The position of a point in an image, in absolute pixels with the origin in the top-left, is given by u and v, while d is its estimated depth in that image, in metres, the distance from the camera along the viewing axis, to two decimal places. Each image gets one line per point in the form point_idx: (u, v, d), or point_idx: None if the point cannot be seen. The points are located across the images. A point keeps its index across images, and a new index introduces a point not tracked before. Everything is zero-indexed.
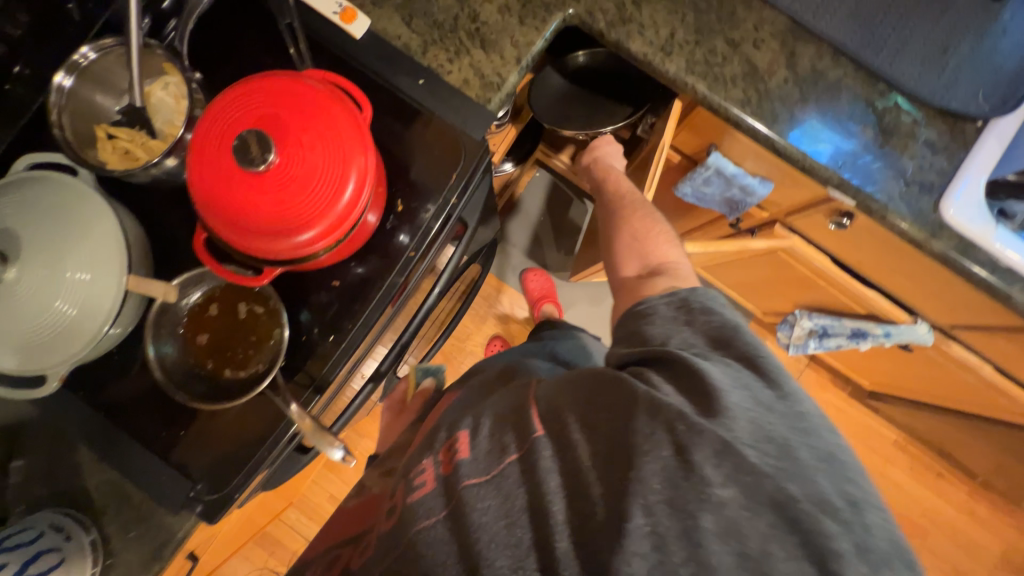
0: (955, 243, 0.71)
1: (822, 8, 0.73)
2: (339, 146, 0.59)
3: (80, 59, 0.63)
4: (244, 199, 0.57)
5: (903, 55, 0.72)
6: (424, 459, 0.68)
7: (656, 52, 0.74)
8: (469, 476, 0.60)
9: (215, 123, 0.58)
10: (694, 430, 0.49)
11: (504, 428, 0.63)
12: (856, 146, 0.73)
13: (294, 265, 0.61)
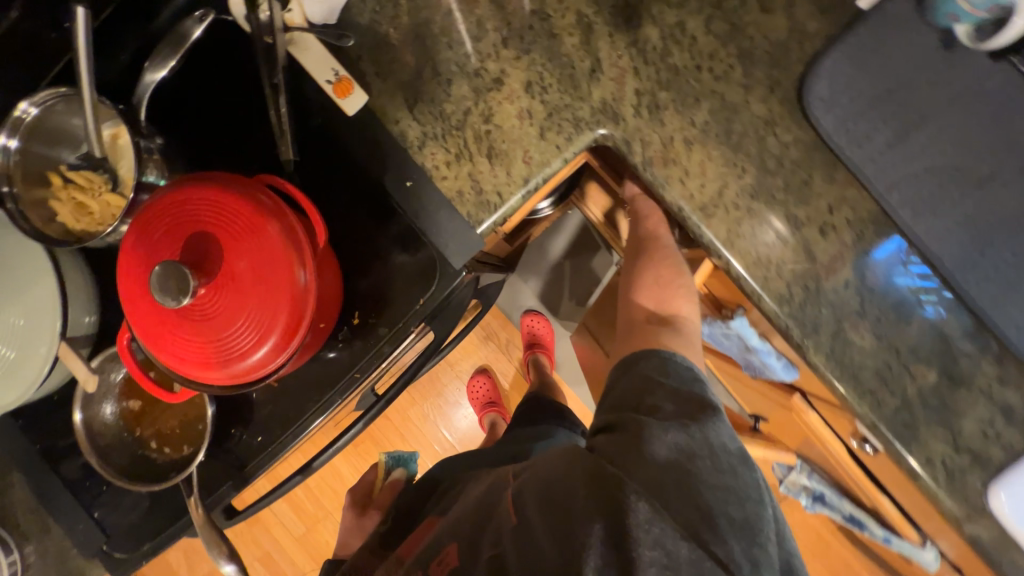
0: (993, 536, 0.57)
1: (928, 204, 0.56)
2: (270, 261, 0.51)
3: (23, 116, 0.56)
4: (179, 331, 0.51)
5: (1014, 292, 0.55)
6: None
7: (694, 209, 0.59)
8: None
9: (139, 249, 0.51)
10: (627, 496, 0.52)
11: (480, 521, 0.64)
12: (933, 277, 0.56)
13: (254, 382, 0.55)
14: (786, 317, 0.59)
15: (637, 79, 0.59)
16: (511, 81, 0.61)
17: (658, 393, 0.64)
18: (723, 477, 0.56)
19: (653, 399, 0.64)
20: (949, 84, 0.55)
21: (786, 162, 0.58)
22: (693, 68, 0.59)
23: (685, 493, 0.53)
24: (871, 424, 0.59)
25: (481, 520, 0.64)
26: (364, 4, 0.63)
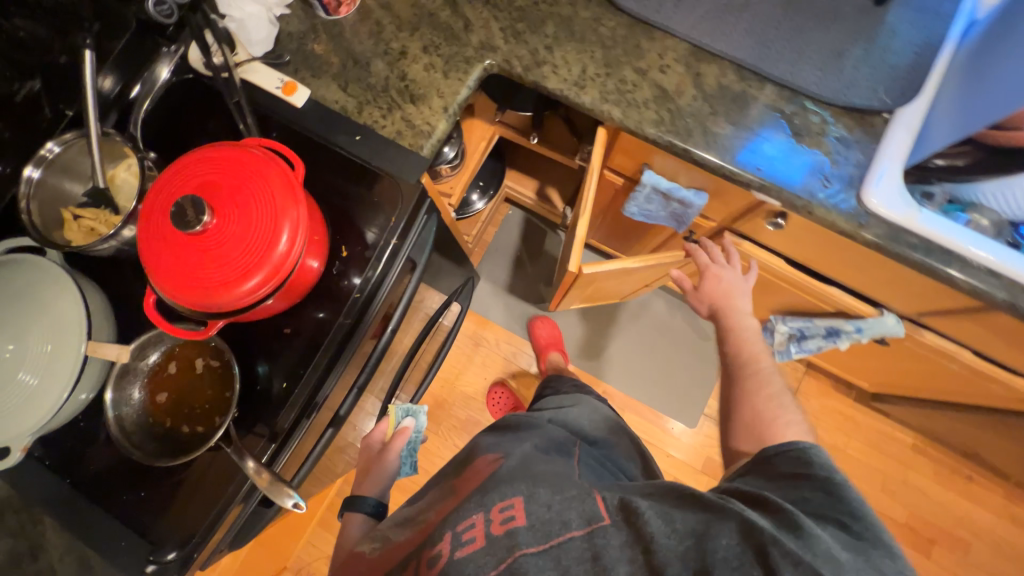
0: (885, 229, 0.72)
1: (719, 31, 0.79)
2: (271, 202, 0.64)
3: (46, 153, 0.70)
4: (189, 257, 0.61)
5: (800, 62, 0.77)
6: (472, 509, 0.54)
7: (571, 87, 0.80)
8: (526, 545, 0.49)
9: (159, 196, 0.64)
10: (787, 559, 0.43)
11: (560, 498, 0.54)
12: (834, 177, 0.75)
13: (241, 312, 0.64)
14: (666, 135, 0.77)
15: (497, 22, 0.83)
16: (412, 50, 0.83)
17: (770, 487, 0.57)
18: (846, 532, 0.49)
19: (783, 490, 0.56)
20: None
21: (617, 39, 0.81)
22: (532, 5, 0.83)
23: (826, 545, 0.46)
24: (762, 183, 0.75)
25: (570, 496, 0.54)
26: (291, 37, 0.85)
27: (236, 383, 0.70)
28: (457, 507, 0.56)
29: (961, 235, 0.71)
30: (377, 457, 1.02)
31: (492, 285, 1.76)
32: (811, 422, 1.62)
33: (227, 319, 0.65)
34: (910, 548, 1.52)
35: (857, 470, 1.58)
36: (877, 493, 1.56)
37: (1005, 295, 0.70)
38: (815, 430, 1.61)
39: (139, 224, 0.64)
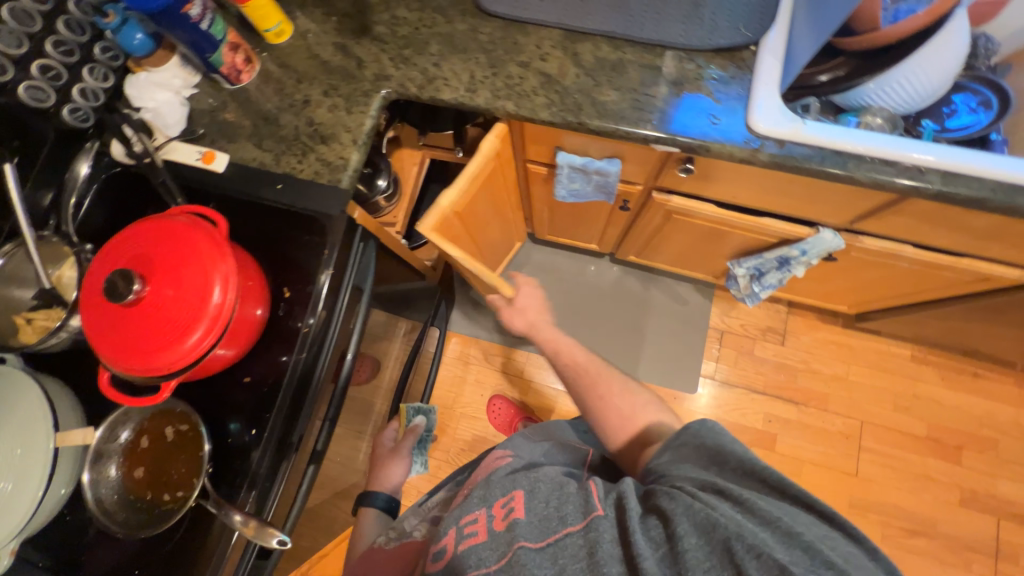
0: (777, 148, 0.76)
1: (584, 11, 0.86)
2: (197, 259, 0.67)
3: None
4: (131, 326, 0.65)
5: (664, 20, 0.83)
6: (476, 508, 0.74)
7: (464, 94, 0.85)
8: (526, 537, 0.66)
9: (96, 277, 0.67)
10: (749, 549, 0.55)
11: (555, 498, 0.70)
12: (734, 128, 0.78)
13: (189, 369, 0.66)
14: (558, 114, 0.82)
15: (386, 53, 0.90)
16: (315, 96, 0.89)
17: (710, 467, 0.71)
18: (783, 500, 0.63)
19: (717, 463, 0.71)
20: None
21: (496, 42, 0.87)
22: (414, 31, 0.90)
23: (771, 521, 0.59)
24: (655, 135, 0.79)
25: (564, 495, 0.70)
26: (203, 111, 0.91)
27: (207, 445, 0.73)
28: (462, 507, 0.77)
29: (845, 136, 0.74)
30: (389, 455, 1.23)
31: (467, 303, 1.79)
32: (806, 358, 1.62)
33: (178, 378, 0.67)
34: (936, 458, 1.51)
35: (864, 394, 1.58)
36: (889, 411, 1.56)
37: (901, 179, 0.73)
38: (812, 366, 1.62)
39: (82, 307, 0.68)
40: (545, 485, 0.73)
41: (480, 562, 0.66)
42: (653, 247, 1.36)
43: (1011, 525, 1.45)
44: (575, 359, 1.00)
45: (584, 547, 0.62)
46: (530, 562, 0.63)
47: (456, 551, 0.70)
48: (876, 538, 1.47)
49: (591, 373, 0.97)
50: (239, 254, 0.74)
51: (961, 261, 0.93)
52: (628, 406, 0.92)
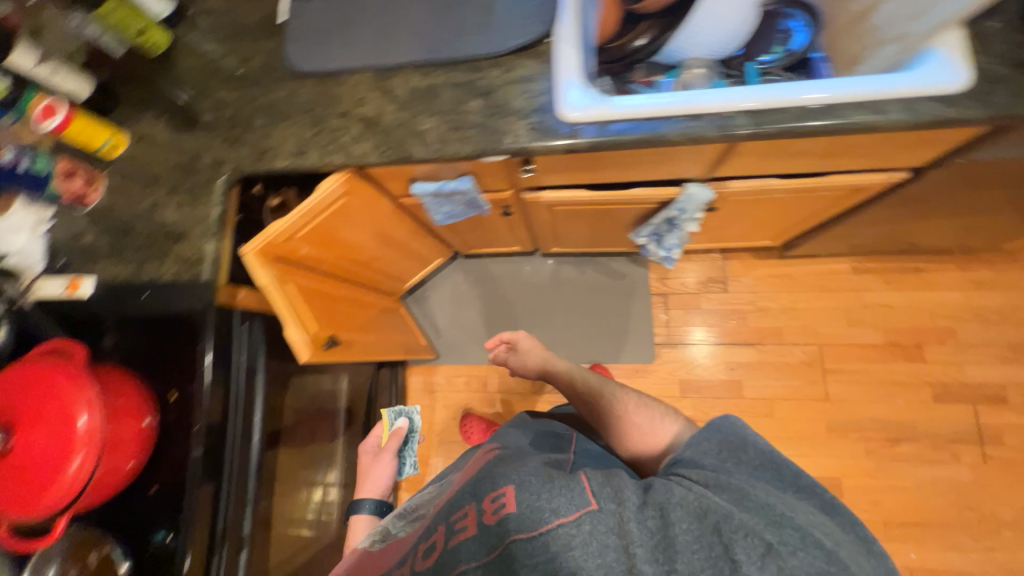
0: (593, 129, 0.77)
1: (388, 47, 0.87)
2: (56, 393, 0.69)
3: None
4: (14, 475, 0.67)
5: (462, 36, 0.84)
6: (464, 504, 0.67)
7: (296, 157, 0.87)
8: (516, 531, 0.58)
9: None
10: (737, 533, 0.53)
11: (547, 487, 0.61)
12: (550, 120, 0.79)
13: (78, 496, 0.68)
14: (386, 154, 0.83)
15: (218, 139, 0.91)
16: (162, 198, 0.91)
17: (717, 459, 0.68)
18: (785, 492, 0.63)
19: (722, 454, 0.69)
20: (344, 4, 0.91)
21: (314, 99, 0.89)
22: (239, 109, 0.92)
23: (769, 511, 0.57)
24: (479, 150, 0.80)
25: (559, 485, 0.61)
26: (62, 241, 0.93)
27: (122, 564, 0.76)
28: (453, 500, 0.70)
29: (651, 101, 0.75)
30: (374, 462, 1.18)
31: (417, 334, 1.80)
32: (752, 299, 1.62)
33: (72, 508, 0.68)
34: (900, 361, 1.51)
35: (816, 319, 1.57)
36: (844, 328, 1.55)
37: (712, 129, 0.74)
38: (760, 304, 1.61)
39: None
40: (537, 471, 0.66)
41: (466, 560, 0.60)
42: (561, 237, 1.37)
43: (987, 407, 1.45)
44: (586, 387, 1.01)
45: (578, 540, 0.55)
46: (522, 557, 0.56)
47: (444, 549, 0.64)
48: (862, 456, 1.47)
49: (604, 396, 0.97)
50: (112, 376, 0.77)
51: (826, 179, 0.93)
52: (646, 421, 0.90)
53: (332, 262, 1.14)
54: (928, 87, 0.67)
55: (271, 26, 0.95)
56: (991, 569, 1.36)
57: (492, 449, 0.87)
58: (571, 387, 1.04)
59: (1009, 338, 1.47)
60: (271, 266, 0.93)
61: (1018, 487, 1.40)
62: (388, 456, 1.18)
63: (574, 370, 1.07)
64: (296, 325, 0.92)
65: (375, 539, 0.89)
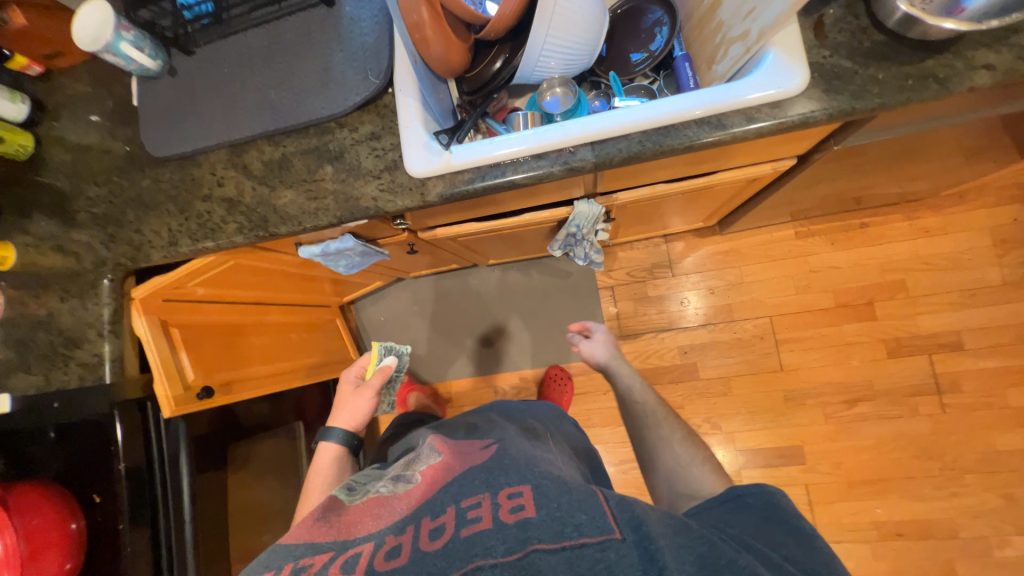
0: (441, 183, 0.75)
1: (235, 122, 0.85)
2: None
3: None
4: None
5: (304, 100, 0.82)
6: (478, 492, 0.63)
7: (168, 248, 0.87)
8: (539, 539, 0.54)
9: None
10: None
11: (567, 501, 0.59)
12: (401, 176, 0.77)
13: None
14: (251, 234, 0.83)
15: (95, 238, 0.91)
16: (56, 306, 0.92)
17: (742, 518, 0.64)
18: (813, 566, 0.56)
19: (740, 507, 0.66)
20: (188, 80, 0.88)
21: (176, 185, 0.88)
22: (109, 204, 0.91)
23: None
24: (337, 218, 0.79)
25: (578, 506, 0.58)
26: None
27: None
28: (461, 486, 0.66)
29: (496, 143, 0.73)
30: (353, 394, 1.07)
31: None
32: (699, 278, 1.60)
33: None
34: (853, 321, 1.49)
35: (766, 291, 1.55)
36: (793, 296, 1.53)
37: (557, 166, 0.71)
38: (708, 283, 1.59)
39: None
40: (559, 488, 0.62)
41: (479, 557, 0.54)
42: (486, 255, 1.35)
43: (943, 355, 1.43)
44: (641, 400, 0.98)
45: (603, 565, 0.50)
46: (546, 567, 0.51)
47: (455, 536, 0.57)
48: (821, 421, 1.48)
49: (655, 417, 0.94)
50: (29, 495, 0.82)
51: (712, 178, 0.89)
52: (685, 458, 0.85)
53: (233, 295, 1.15)
54: (763, 93, 0.64)
55: (126, 112, 0.93)
56: (956, 514, 1.38)
57: (485, 445, 0.80)
58: (629, 393, 1.00)
59: (963, 283, 1.43)
60: (148, 313, 0.94)
61: (980, 431, 1.39)
62: (368, 393, 1.04)
63: (635, 380, 1.03)
64: (165, 382, 0.93)
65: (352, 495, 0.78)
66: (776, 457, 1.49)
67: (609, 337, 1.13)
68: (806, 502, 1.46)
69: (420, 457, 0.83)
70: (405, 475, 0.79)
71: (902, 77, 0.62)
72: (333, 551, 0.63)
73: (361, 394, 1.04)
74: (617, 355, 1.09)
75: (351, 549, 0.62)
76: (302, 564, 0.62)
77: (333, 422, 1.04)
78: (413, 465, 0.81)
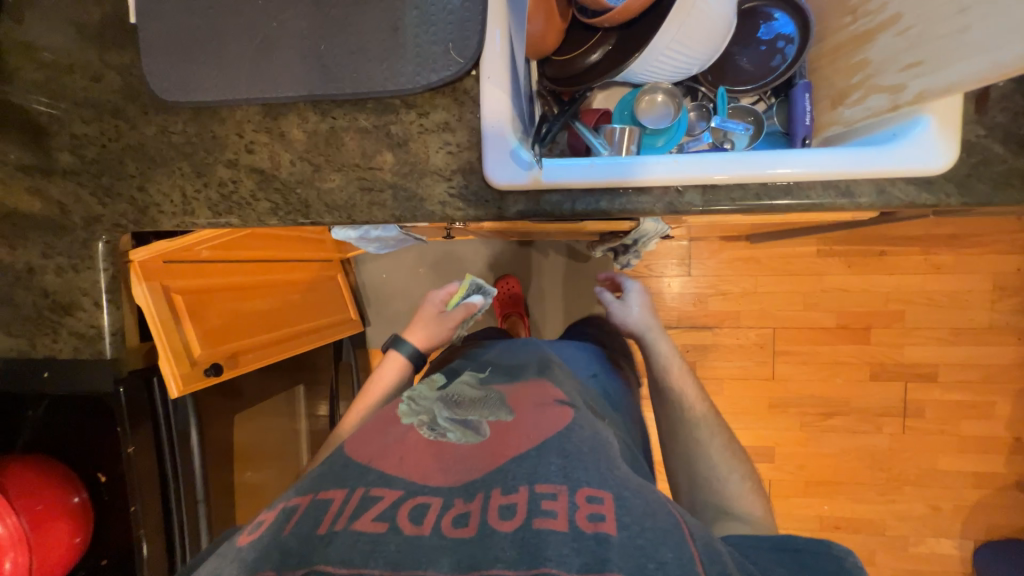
0: (523, 200, 0.66)
1: (272, 75, 0.69)
2: None
3: None
4: None
5: (365, 64, 0.67)
6: (556, 488, 0.60)
7: (182, 216, 0.74)
8: (618, 566, 0.50)
9: None
10: None
11: (651, 528, 0.56)
12: (477, 182, 0.67)
13: None
14: (288, 218, 0.71)
15: (85, 187, 0.76)
16: (36, 261, 0.77)
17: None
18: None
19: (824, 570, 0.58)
20: (207, 4, 0.69)
21: (191, 141, 0.73)
22: (101, 148, 0.75)
23: None
24: (396, 218, 0.69)
25: (666, 535, 0.55)
26: None
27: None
28: (540, 471, 0.64)
29: (597, 165, 0.64)
30: (434, 317, 1.05)
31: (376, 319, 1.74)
32: (714, 281, 1.60)
33: None
34: (847, 342, 1.56)
35: (775, 303, 1.58)
36: (799, 311, 1.57)
37: (659, 206, 0.64)
38: (721, 288, 1.60)
39: None
40: (639, 502, 0.60)
41: (551, 562, 0.51)
42: None
43: (917, 384, 1.55)
44: (680, 391, 0.93)
45: None
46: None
47: (526, 525, 0.56)
48: (796, 427, 1.60)
49: (691, 413, 0.90)
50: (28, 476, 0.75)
51: (791, 218, 0.84)
52: (723, 467, 0.82)
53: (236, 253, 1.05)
54: (907, 166, 0.57)
55: (120, 28, 0.73)
56: (888, 515, 1.59)
57: (563, 406, 0.78)
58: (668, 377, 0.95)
59: (954, 322, 1.51)
60: (150, 282, 0.84)
61: (928, 452, 1.56)
62: (449, 323, 1.04)
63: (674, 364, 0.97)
64: (170, 359, 0.85)
65: (420, 423, 0.77)
66: (749, 454, 1.62)
67: (649, 310, 1.07)
68: (766, 494, 1.62)
69: (487, 404, 0.81)
70: (473, 417, 0.78)
71: None
72: (401, 492, 0.63)
73: (442, 321, 1.03)
74: (656, 331, 1.04)
75: (420, 496, 0.62)
76: (371, 494, 0.63)
77: (408, 335, 1.02)
78: (481, 409, 0.80)
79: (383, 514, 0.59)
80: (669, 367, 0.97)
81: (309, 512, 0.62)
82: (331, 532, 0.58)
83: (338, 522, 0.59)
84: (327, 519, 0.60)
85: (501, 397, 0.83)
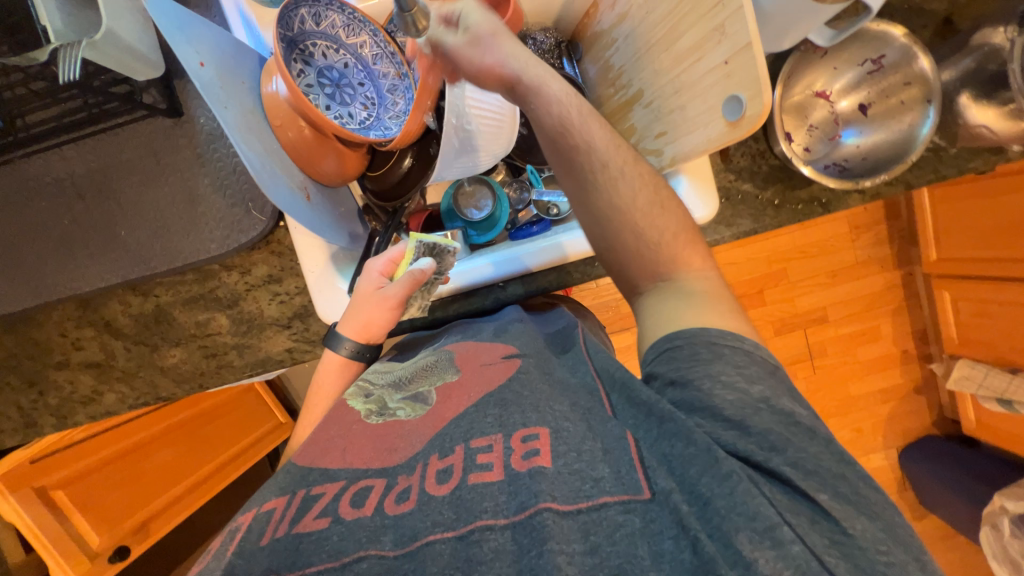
0: None
1: (75, 270, 0.66)
2: None
3: None
4: None
5: (169, 237, 0.66)
6: (483, 437, 0.47)
7: (24, 430, 0.71)
8: (552, 496, 0.40)
9: None
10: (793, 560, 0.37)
11: (587, 445, 0.45)
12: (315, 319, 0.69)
13: None
14: (139, 402, 0.71)
15: None
16: None
17: (776, 388, 0.47)
18: (844, 517, 0.40)
19: (777, 399, 0.46)
20: None
21: (13, 351, 0.70)
22: None
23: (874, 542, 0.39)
24: (247, 374, 0.71)
25: (605, 450, 0.44)
26: None
27: None
28: (466, 417, 0.50)
29: None
30: (371, 300, 0.63)
31: None
32: None
33: None
34: (749, 309, 1.68)
35: None
36: None
37: (486, 303, 0.75)
38: None
39: None
40: (590, 426, 0.47)
41: (488, 514, 0.41)
42: None
43: (813, 328, 1.70)
44: (602, 154, 0.52)
45: (623, 533, 0.39)
46: (558, 534, 0.38)
47: (462, 483, 0.43)
48: None
49: (619, 177, 0.53)
50: None
51: None
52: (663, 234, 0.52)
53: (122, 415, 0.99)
54: None
55: None
56: None
57: (509, 358, 0.58)
58: (602, 186, 0.52)
59: (830, 266, 1.67)
60: (16, 493, 0.79)
61: (838, 384, 1.73)
62: (395, 304, 0.62)
63: (628, 164, 0.53)
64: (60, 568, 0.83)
65: (368, 410, 0.56)
66: None
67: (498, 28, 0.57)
68: None
69: (436, 364, 0.62)
70: (422, 389, 0.59)
71: (794, 202, 0.67)
72: (347, 479, 0.46)
73: (383, 305, 0.62)
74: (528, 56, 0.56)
75: (364, 480, 0.46)
76: (311, 492, 0.46)
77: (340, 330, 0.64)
78: (428, 374, 0.61)
79: (326, 508, 0.44)
80: (581, 126, 0.53)
81: (253, 523, 0.44)
82: (280, 540, 0.42)
83: (280, 528, 0.43)
84: (271, 528, 0.43)
85: (450, 352, 0.63)
